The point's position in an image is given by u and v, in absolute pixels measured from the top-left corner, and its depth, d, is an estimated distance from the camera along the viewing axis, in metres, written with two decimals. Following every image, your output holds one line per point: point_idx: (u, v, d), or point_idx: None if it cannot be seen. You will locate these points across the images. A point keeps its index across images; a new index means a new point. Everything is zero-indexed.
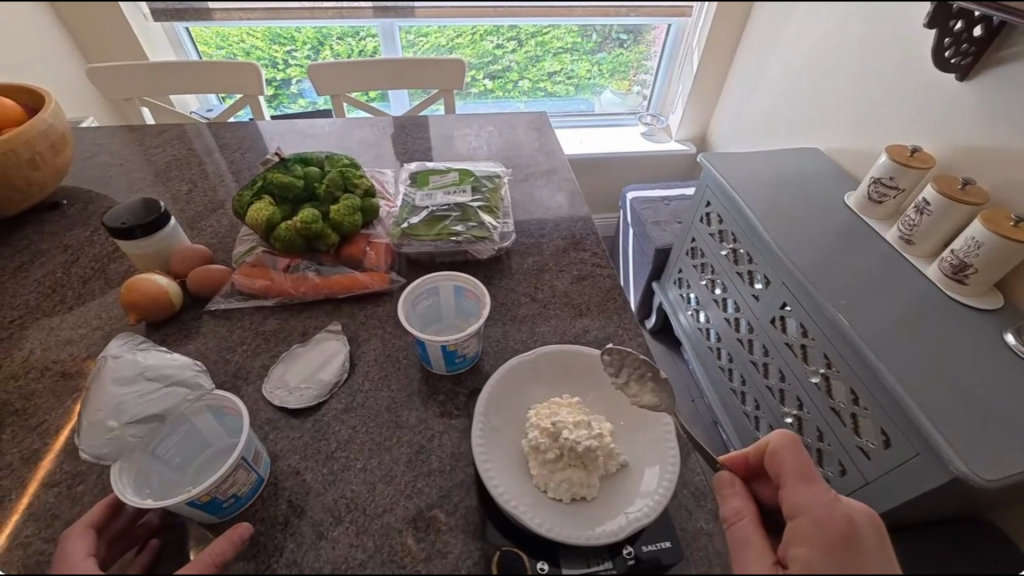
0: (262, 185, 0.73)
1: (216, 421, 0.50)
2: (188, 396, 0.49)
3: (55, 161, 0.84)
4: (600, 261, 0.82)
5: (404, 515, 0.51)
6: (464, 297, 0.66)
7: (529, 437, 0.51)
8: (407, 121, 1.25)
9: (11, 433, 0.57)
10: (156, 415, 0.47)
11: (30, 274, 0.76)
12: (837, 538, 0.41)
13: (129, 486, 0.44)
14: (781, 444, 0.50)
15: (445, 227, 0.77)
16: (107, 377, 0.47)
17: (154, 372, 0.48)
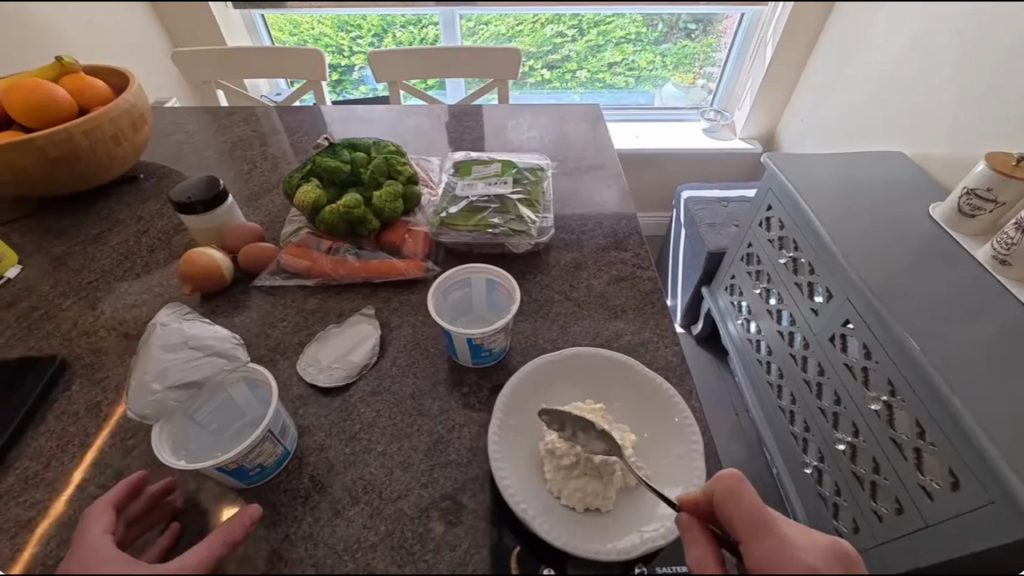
0: (311, 168, 0.75)
1: (250, 393, 0.53)
2: (226, 366, 0.52)
3: (134, 139, 0.91)
4: (642, 263, 0.78)
5: (418, 503, 0.51)
6: (496, 291, 0.65)
7: (548, 439, 0.50)
8: (459, 110, 1.25)
9: (79, 385, 0.63)
10: (198, 382, 0.50)
11: (107, 241, 0.84)
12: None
13: (168, 447, 0.47)
14: (724, 484, 0.41)
15: (483, 218, 0.76)
16: (155, 343, 0.50)
17: (196, 342, 0.51)
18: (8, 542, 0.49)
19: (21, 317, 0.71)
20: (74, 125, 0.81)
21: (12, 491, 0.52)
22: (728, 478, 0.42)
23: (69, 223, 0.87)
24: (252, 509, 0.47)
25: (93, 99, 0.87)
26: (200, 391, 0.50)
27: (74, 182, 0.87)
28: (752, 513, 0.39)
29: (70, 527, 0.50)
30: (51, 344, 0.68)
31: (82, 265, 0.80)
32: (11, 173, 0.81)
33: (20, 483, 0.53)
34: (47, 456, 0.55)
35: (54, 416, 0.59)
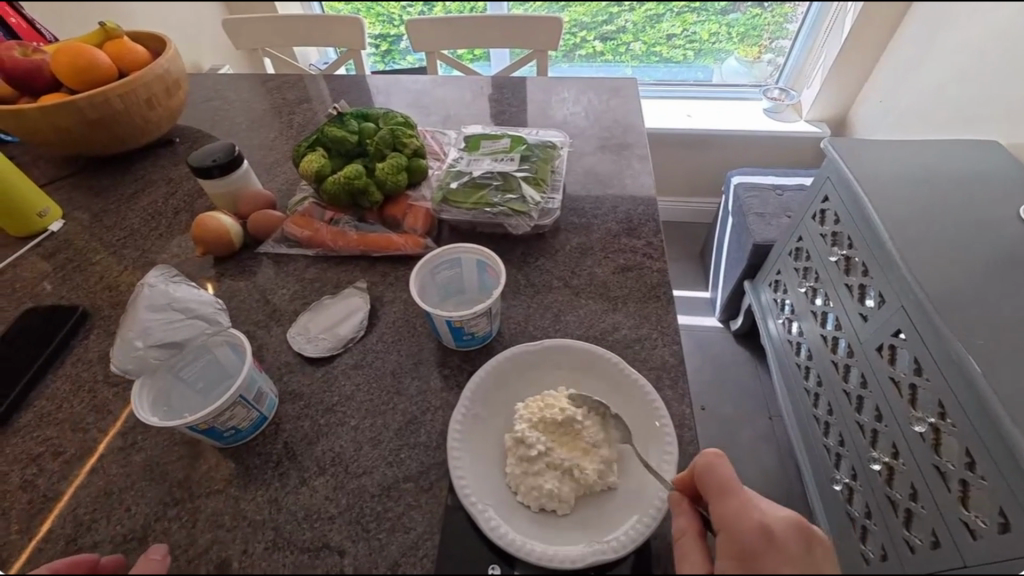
0: (318, 137, 0.75)
1: (233, 355, 0.55)
2: (207, 330, 0.55)
3: (168, 103, 0.95)
4: (653, 253, 0.73)
5: (380, 481, 0.51)
6: (486, 272, 0.63)
7: (515, 429, 0.47)
8: (491, 82, 1.21)
9: (97, 335, 0.67)
10: (179, 342, 0.53)
11: (139, 201, 0.89)
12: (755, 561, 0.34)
13: (147, 401, 0.50)
14: (701, 459, 0.42)
15: (484, 196, 0.72)
16: (143, 304, 0.53)
17: (180, 305, 0.54)
18: (18, 472, 0.54)
19: (58, 267, 0.77)
20: (110, 89, 0.84)
21: (29, 425, 0.58)
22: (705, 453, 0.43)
23: (109, 181, 0.93)
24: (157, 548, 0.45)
25: (131, 64, 0.91)
26: (181, 351, 0.52)
27: (113, 144, 0.92)
28: (724, 486, 0.41)
29: (71, 464, 0.54)
30: (79, 295, 0.73)
31: (115, 222, 0.85)
32: (57, 134, 0.86)
33: (36, 419, 0.58)
34: (60, 398, 0.60)
35: (71, 362, 0.64)
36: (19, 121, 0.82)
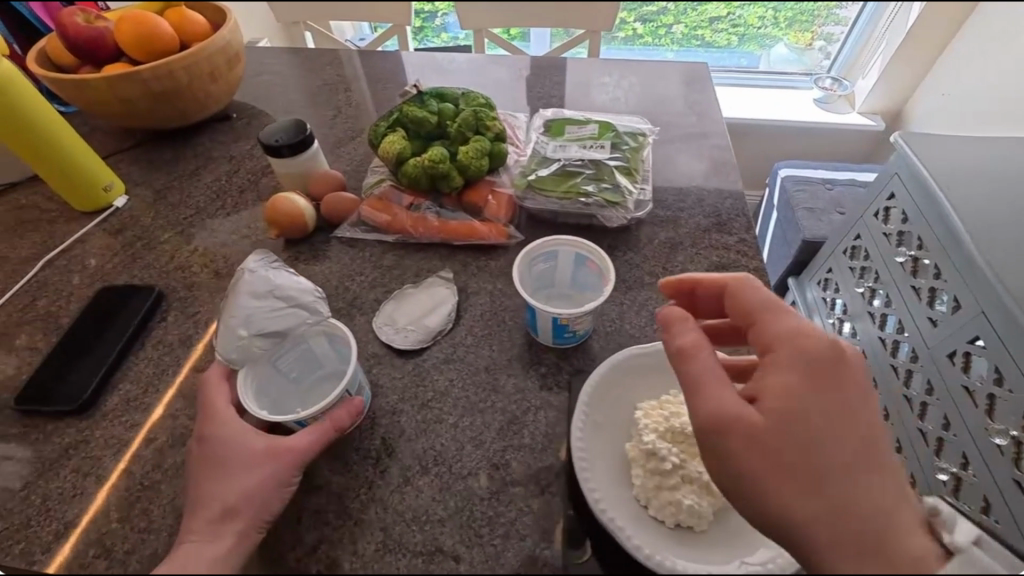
0: (398, 116, 0.71)
1: (329, 347, 0.55)
2: (307, 320, 0.52)
3: (228, 77, 0.91)
4: (746, 252, 0.69)
5: (488, 484, 0.49)
6: (585, 267, 0.60)
7: (642, 440, 0.44)
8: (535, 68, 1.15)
9: (174, 317, 0.65)
10: (282, 332, 0.50)
11: (202, 178, 0.86)
12: (787, 422, 0.36)
13: (250, 393, 0.51)
14: (737, 283, 0.45)
15: (575, 185, 0.68)
16: (244, 290, 0.49)
17: (283, 294, 0.50)
18: (110, 458, 0.52)
19: (126, 245, 0.75)
20: (175, 61, 0.80)
21: (117, 410, 0.56)
22: (736, 280, 0.45)
23: (169, 156, 0.90)
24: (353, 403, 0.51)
25: (193, 35, 0.87)
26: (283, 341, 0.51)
27: (174, 118, 0.89)
28: (760, 303, 0.43)
29: (164, 452, 0.53)
30: (151, 275, 0.70)
31: (179, 200, 0.82)
32: (122, 107, 0.83)
33: (123, 404, 0.57)
34: (145, 382, 0.59)
35: (151, 345, 0.62)
36: (85, 95, 0.80)
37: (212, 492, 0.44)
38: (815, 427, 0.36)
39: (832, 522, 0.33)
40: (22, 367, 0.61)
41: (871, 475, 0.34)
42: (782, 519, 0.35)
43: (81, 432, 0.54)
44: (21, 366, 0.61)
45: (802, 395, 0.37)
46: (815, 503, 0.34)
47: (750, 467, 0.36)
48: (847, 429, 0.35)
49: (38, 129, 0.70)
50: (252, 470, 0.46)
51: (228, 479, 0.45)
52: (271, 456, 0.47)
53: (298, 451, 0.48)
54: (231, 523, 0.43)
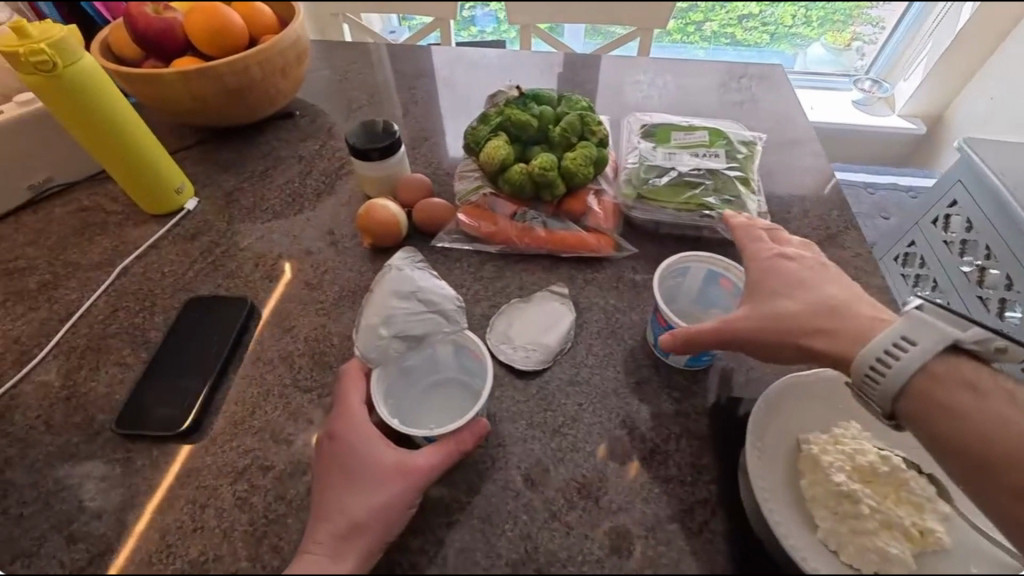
0: (502, 119, 0.67)
1: (455, 355, 0.54)
2: (444, 327, 0.50)
3: (296, 72, 0.85)
4: (864, 268, 0.66)
5: (642, 521, 0.47)
6: (715, 284, 0.58)
7: (836, 479, 0.41)
8: (569, 68, 1.08)
9: (270, 331, 0.61)
10: (420, 336, 0.49)
11: (274, 179, 0.81)
12: (766, 276, 0.53)
13: (380, 394, 0.51)
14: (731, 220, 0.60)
15: (694, 196, 0.65)
16: (390, 287, 0.49)
17: (424, 296, 0.49)
18: (228, 488, 0.49)
19: (205, 252, 0.71)
20: (250, 55, 0.75)
21: (226, 434, 0.53)
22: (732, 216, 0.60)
23: (235, 154, 0.86)
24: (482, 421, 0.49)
25: (263, 26, 0.81)
26: (418, 346, 0.50)
27: (242, 114, 0.84)
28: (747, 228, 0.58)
29: (285, 482, 0.50)
30: (237, 285, 0.67)
31: (253, 203, 0.78)
32: (193, 103, 0.78)
33: (231, 427, 0.53)
34: (251, 403, 0.55)
35: (251, 362, 0.58)
36: (156, 90, 0.75)
37: (344, 501, 0.44)
38: (781, 301, 0.51)
39: (805, 319, 0.49)
40: (113, 386, 0.57)
41: (821, 292, 0.51)
42: (769, 331, 0.49)
43: (191, 459, 0.51)
44: (112, 384, 0.57)
45: (769, 290, 0.52)
46: (794, 310, 0.50)
47: (747, 302, 0.52)
48: (803, 299, 0.51)
49: (117, 127, 0.64)
50: (381, 482, 0.45)
51: (355, 492, 0.45)
52: (398, 472, 0.46)
53: (427, 472, 0.46)
54: (354, 541, 0.43)
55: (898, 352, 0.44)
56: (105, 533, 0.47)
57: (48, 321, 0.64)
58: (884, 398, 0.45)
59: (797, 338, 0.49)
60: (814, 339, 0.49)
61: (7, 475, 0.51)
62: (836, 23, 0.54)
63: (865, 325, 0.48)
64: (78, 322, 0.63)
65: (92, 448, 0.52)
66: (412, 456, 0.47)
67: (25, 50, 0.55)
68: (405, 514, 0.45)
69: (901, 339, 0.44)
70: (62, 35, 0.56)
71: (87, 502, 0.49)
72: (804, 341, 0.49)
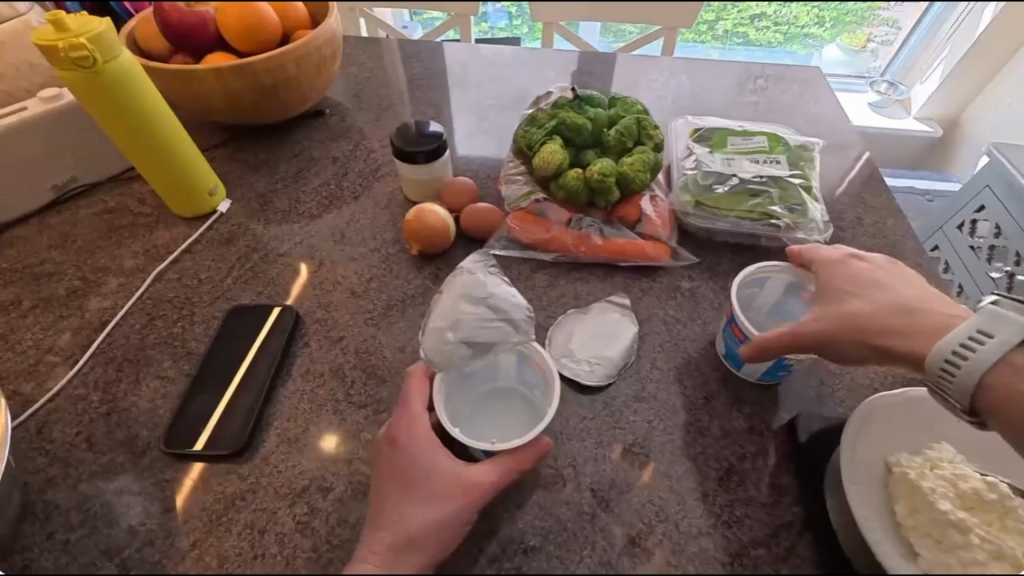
0: (556, 123, 0.65)
1: (520, 366, 0.52)
2: (512, 337, 0.48)
3: (330, 70, 0.82)
4: (926, 279, 0.65)
5: (725, 546, 0.45)
6: (795, 297, 0.56)
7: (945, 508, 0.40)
8: (583, 64, 1.03)
9: (318, 342, 0.59)
10: (486, 343, 0.48)
11: (309, 180, 0.78)
12: (847, 284, 0.51)
13: (442, 397, 0.49)
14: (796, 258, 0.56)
15: (759, 205, 0.63)
16: (460, 291, 0.47)
17: (494, 303, 0.47)
18: (287, 511, 0.47)
19: (242, 257, 0.68)
20: (286, 52, 0.72)
21: (280, 453, 0.50)
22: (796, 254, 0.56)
23: (266, 155, 0.82)
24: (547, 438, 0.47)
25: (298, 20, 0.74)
26: (484, 353, 0.49)
27: (274, 112, 0.81)
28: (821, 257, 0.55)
29: (347, 504, 0.47)
30: (279, 293, 0.64)
31: (288, 206, 0.75)
32: (225, 101, 0.75)
33: (284, 446, 0.51)
34: (304, 420, 0.53)
35: (300, 375, 0.56)
36: (189, 87, 0.72)
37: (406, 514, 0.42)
38: (868, 314, 0.49)
39: (880, 319, 0.48)
40: (156, 401, 0.54)
41: (895, 292, 0.51)
42: (844, 330, 0.49)
43: (246, 479, 0.49)
44: (155, 400, 0.54)
45: (854, 306, 0.50)
46: (870, 309, 0.49)
47: (816, 303, 0.52)
48: (892, 310, 0.49)
49: (150, 126, 0.61)
50: (441, 497, 0.43)
51: (413, 504, 0.43)
52: (458, 488, 0.44)
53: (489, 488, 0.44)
54: (408, 555, 0.40)
55: (974, 347, 0.43)
56: (160, 560, 0.44)
57: (82, 330, 0.61)
58: (959, 392, 0.44)
59: (874, 338, 0.48)
60: (890, 338, 0.48)
61: (52, 497, 0.48)
62: (850, 24, 0.49)
63: (943, 321, 0.47)
64: (113, 332, 0.60)
65: (140, 468, 0.50)
66: (471, 471, 0.45)
67: (63, 44, 0.52)
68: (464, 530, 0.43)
69: (977, 333, 0.44)
70: (101, 29, 0.54)
71: (138, 526, 0.46)
72: (881, 340, 0.48)
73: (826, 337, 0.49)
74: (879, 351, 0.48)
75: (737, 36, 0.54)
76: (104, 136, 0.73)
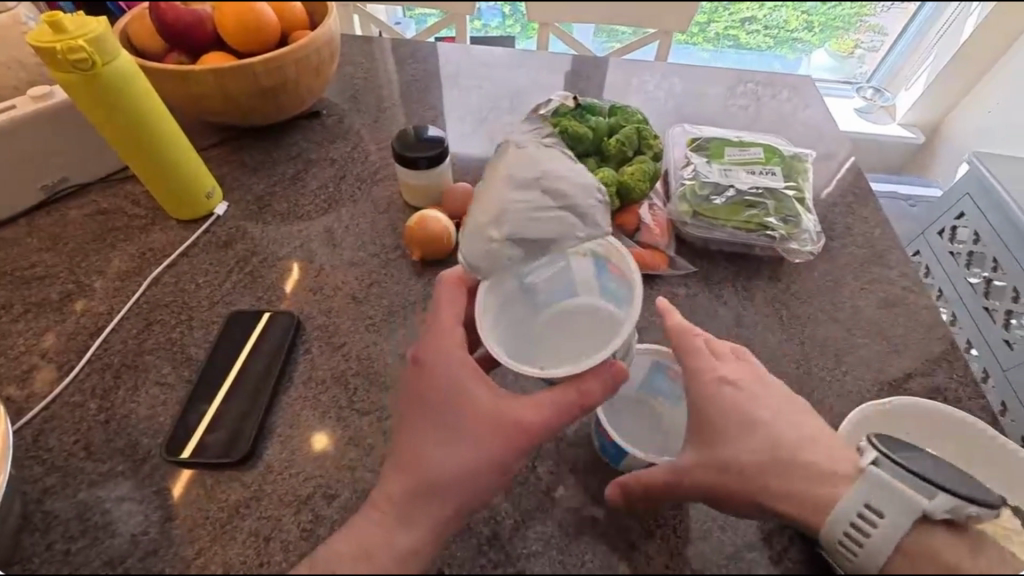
0: (558, 131, 0.65)
1: (593, 273, 0.50)
2: (576, 231, 0.43)
3: (328, 71, 0.81)
4: (911, 288, 0.67)
5: (721, 549, 0.46)
6: (663, 375, 0.55)
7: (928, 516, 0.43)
8: (578, 67, 1.04)
9: (319, 349, 0.59)
10: (540, 240, 0.42)
11: (306, 183, 0.78)
12: (718, 413, 0.45)
13: (490, 312, 0.47)
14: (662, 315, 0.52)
15: (753, 216, 0.65)
16: (507, 176, 0.42)
17: (550, 187, 0.42)
18: (292, 519, 0.47)
19: (240, 261, 0.67)
20: (286, 53, 0.71)
21: (283, 461, 0.50)
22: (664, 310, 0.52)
23: (263, 156, 0.82)
24: (615, 363, 0.45)
25: (295, 18, 0.74)
26: (541, 249, 0.43)
27: (271, 113, 0.80)
28: (696, 347, 0.49)
29: (351, 511, 0.47)
30: (278, 299, 0.64)
31: (285, 209, 0.74)
32: (223, 102, 0.74)
33: (288, 453, 0.51)
34: (307, 427, 0.53)
35: (302, 382, 0.56)
36: (186, 88, 0.71)
37: (433, 455, 0.41)
38: (748, 463, 0.43)
39: (765, 476, 0.43)
40: (156, 408, 0.54)
41: (769, 428, 0.45)
42: (727, 485, 0.43)
43: (249, 487, 0.49)
44: (155, 407, 0.54)
45: (733, 441, 0.44)
46: (755, 463, 0.43)
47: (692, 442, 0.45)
48: (770, 448, 0.44)
49: (144, 128, 0.60)
50: (474, 439, 0.41)
51: (442, 446, 0.41)
52: (495, 430, 0.42)
53: (529, 432, 0.42)
54: (423, 505, 0.40)
55: (865, 529, 0.39)
56: (163, 570, 0.44)
57: (77, 334, 0.60)
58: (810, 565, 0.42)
59: (757, 493, 0.43)
60: (777, 500, 0.43)
61: (50, 506, 0.48)
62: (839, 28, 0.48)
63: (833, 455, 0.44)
64: (110, 337, 0.60)
65: (140, 477, 0.49)
66: (516, 411, 0.43)
67: (62, 46, 0.51)
68: (494, 475, 0.42)
69: (865, 508, 0.39)
70: (99, 31, 0.53)
71: (140, 535, 0.46)
72: (765, 499, 0.43)
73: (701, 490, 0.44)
74: (765, 510, 0.43)
75: (727, 38, 0.52)
76: (96, 136, 0.72)
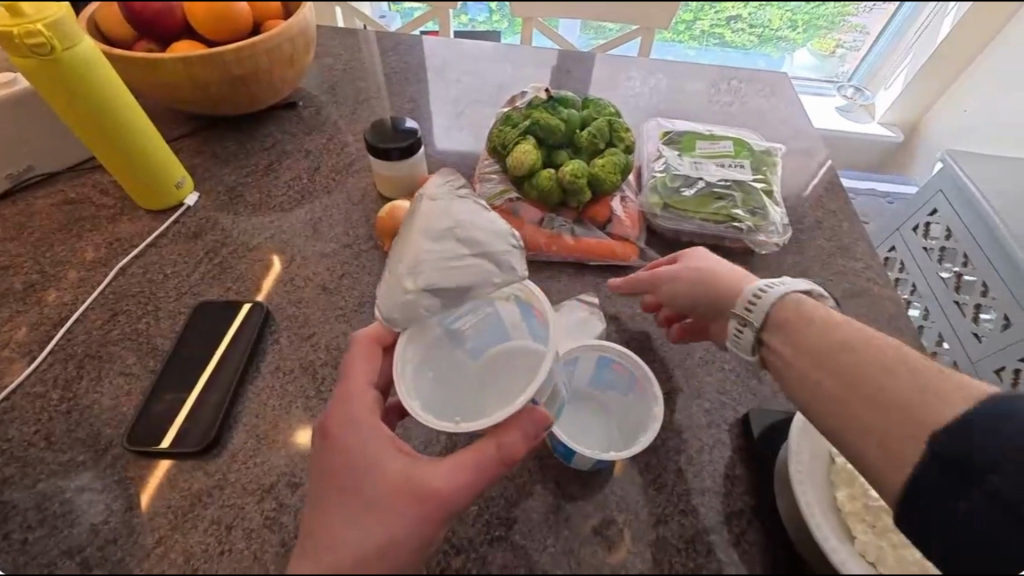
0: (530, 123, 0.65)
1: (519, 316, 0.48)
2: (493, 276, 0.42)
3: (302, 61, 0.80)
4: (875, 279, 0.68)
5: (681, 533, 0.47)
6: (608, 368, 0.54)
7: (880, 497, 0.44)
8: (560, 61, 1.04)
9: (288, 339, 0.59)
10: (458, 287, 0.42)
11: (280, 174, 0.77)
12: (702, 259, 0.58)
13: (410, 364, 0.45)
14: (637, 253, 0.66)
15: (721, 207, 0.66)
16: (422, 226, 0.42)
17: (464, 234, 0.42)
18: (255, 507, 0.47)
19: (210, 252, 0.67)
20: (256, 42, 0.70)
21: (247, 450, 0.50)
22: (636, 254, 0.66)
23: (237, 147, 0.81)
24: (537, 411, 0.43)
25: None
26: (459, 297, 0.42)
27: (244, 103, 0.79)
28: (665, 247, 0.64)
29: None
30: (248, 289, 0.63)
31: (258, 200, 0.74)
32: (193, 89, 0.73)
33: (253, 442, 0.51)
34: (273, 416, 0.53)
35: (270, 372, 0.56)
36: (155, 76, 0.70)
37: (343, 534, 0.38)
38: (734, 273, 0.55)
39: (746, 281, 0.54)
40: (119, 398, 0.53)
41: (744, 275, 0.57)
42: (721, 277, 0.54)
43: (212, 476, 0.48)
44: (118, 397, 0.53)
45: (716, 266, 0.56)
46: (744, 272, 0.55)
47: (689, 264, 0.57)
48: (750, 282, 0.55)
49: (108, 114, 0.59)
50: (388, 517, 0.39)
51: (352, 523, 0.39)
52: (407, 497, 0.39)
53: (443, 495, 0.40)
54: None
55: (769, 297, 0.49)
56: (123, 558, 0.44)
57: (40, 325, 0.59)
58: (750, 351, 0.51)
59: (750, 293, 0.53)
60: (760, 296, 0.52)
61: (8, 496, 0.47)
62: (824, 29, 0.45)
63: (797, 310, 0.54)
64: (73, 327, 0.59)
65: (101, 466, 0.49)
66: (432, 475, 0.41)
67: (18, 30, 0.50)
68: (409, 552, 0.39)
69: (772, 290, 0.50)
70: (57, 15, 0.51)
71: (100, 524, 0.46)
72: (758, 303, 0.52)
73: (703, 280, 0.54)
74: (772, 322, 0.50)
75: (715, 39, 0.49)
76: (63, 124, 0.71)
